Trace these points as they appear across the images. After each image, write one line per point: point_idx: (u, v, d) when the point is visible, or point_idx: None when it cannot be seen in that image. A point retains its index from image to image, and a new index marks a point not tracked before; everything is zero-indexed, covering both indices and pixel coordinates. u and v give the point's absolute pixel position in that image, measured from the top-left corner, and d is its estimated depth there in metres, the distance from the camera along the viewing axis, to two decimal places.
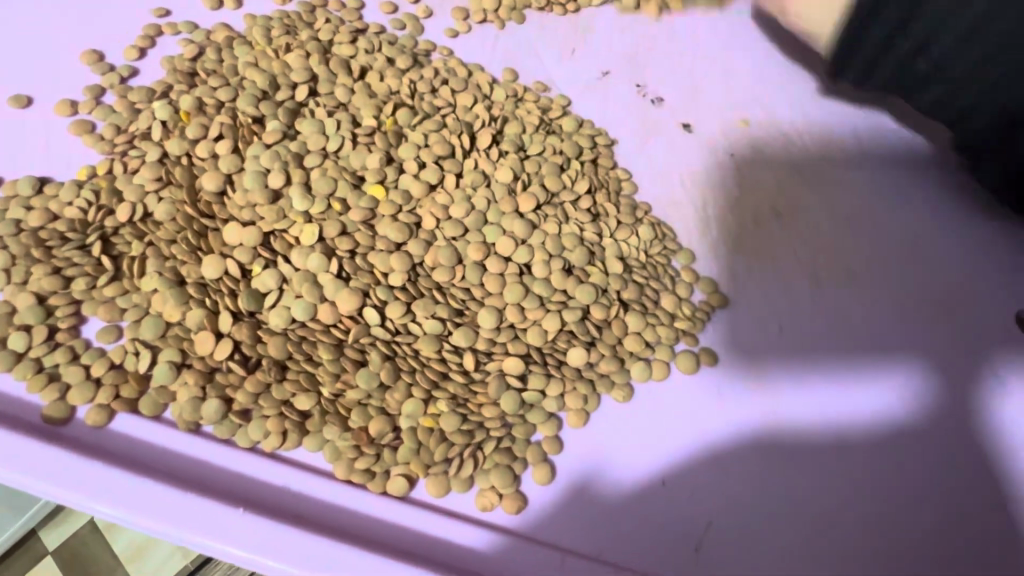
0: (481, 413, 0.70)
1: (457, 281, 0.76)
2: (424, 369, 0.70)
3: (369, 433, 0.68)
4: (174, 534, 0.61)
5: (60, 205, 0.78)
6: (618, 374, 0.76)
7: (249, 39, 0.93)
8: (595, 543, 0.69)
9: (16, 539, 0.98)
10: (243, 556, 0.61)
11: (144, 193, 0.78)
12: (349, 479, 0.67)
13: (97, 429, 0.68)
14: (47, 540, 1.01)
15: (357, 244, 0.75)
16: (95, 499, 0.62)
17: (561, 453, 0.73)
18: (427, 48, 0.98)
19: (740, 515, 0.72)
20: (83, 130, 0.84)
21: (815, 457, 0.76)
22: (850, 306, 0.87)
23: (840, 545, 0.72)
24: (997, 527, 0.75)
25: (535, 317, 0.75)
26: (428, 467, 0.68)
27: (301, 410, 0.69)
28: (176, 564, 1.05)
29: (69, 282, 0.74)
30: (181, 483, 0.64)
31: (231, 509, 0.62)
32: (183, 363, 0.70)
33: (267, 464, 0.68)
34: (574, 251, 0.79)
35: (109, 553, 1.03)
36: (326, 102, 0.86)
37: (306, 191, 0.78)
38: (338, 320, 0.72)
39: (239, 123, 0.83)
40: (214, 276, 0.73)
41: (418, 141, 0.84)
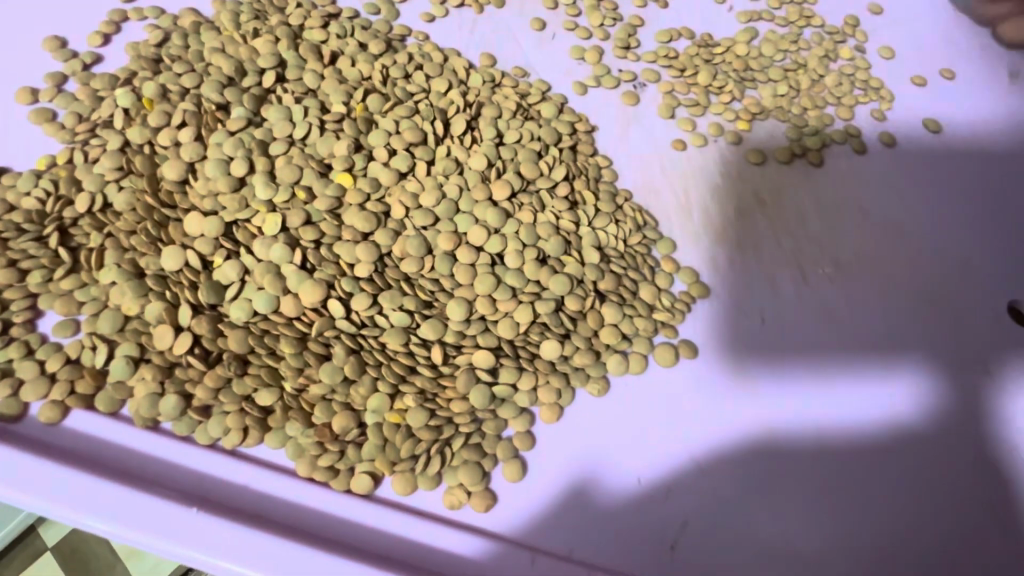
0: (450, 408, 0.68)
1: (426, 272, 0.73)
2: (391, 363, 0.68)
3: (333, 429, 0.66)
4: (124, 535, 0.59)
5: (18, 196, 0.75)
6: (593, 367, 0.74)
7: (217, 24, 0.90)
8: (566, 541, 0.67)
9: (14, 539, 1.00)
10: (196, 558, 0.58)
11: (104, 182, 0.75)
12: (311, 477, 0.65)
13: (52, 426, 0.66)
14: (46, 536, 1.03)
15: (322, 234, 0.73)
16: (43, 499, 0.60)
17: (532, 450, 0.71)
18: (402, 33, 0.95)
19: (718, 512, 0.70)
20: (44, 118, 0.82)
21: (796, 452, 0.74)
22: (834, 296, 0.85)
23: (819, 542, 0.70)
24: (984, 523, 0.73)
25: (506, 309, 0.72)
26: (394, 464, 0.66)
27: (262, 406, 0.66)
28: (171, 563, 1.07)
29: (25, 275, 0.71)
30: (135, 481, 0.62)
31: (184, 508, 0.60)
32: (141, 358, 0.68)
33: (226, 461, 0.65)
34: (549, 240, 0.77)
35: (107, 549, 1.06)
36: (293, 89, 0.84)
37: (270, 179, 0.76)
38: (302, 312, 0.69)
39: (203, 111, 0.80)
40: (174, 267, 0.70)
41: (389, 127, 0.82)
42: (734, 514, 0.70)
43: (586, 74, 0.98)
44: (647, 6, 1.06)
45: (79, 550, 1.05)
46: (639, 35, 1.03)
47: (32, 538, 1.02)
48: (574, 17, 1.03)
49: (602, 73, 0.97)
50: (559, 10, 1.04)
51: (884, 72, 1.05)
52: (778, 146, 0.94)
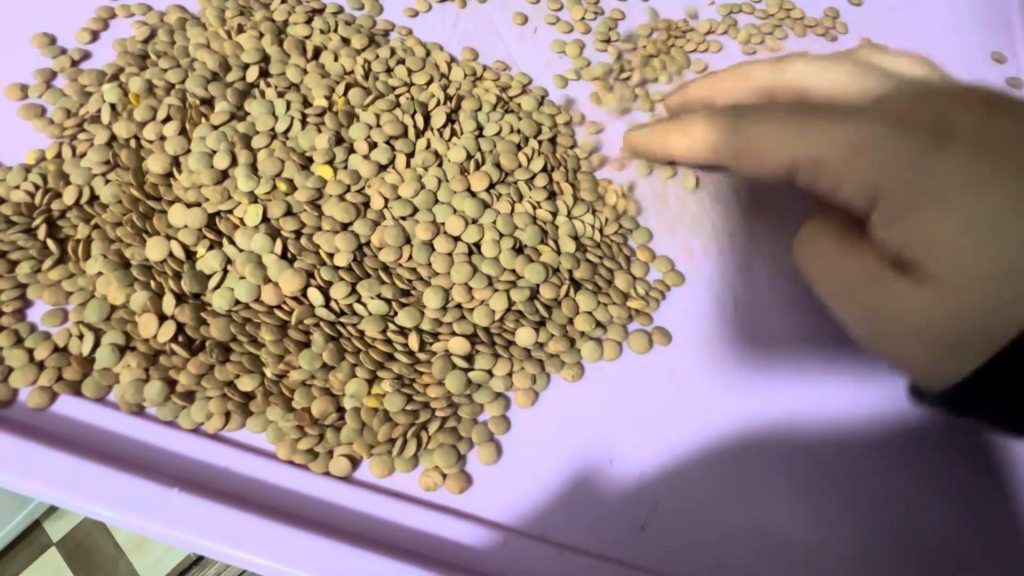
0: (427, 393, 0.70)
1: (404, 261, 0.75)
2: (369, 349, 0.70)
3: (312, 413, 0.68)
4: (109, 515, 0.61)
5: (7, 189, 0.77)
6: (567, 354, 0.75)
7: (202, 21, 0.92)
8: (538, 522, 0.69)
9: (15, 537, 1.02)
10: (179, 536, 0.61)
11: (91, 176, 0.77)
12: (291, 459, 0.67)
13: (40, 411, 0.68)
14: (51, 532, 1.05)
15: (302, 225, 0.75)
16: (30, 480, 0.62)
17: (507, 433, 0.72)
18: (385, 28, 0.97)
19: (688, 495, 0.72)
20: (33, 114, 0.84)
21: (767, 437, 0.76)
22: (808, 286, 0.86)
23: (788, 522, 0.72)
24: (949, 504, 0.75)
25: (482, 297, 0.74)
26: (372, 447, 0.68)
27: (244, 392, 0.68)
28: (172, 561, 1.10)
29: (15, 266, 0.73)
30: (118, 462, 0.64)
31: (165, 489, 0.62)
32: (126, 345, 0.70)
33: (208, 444, 0.67)
34: (525, 230, 0.79)
35: (111, 542, 1.09)
36: (277, 83, 0.85)
37: (252, 171, 0.78)
38: (282, 301, 0.71)
39: (187, 105, 0.82)
40: (158, 258, 0.72)
41: (369, 121, 0.83)
42: (709, 497, 0.72)
43: (567, 67, 0.99)
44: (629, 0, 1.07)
45: (84, 545, 1.07)
46: (622, 30, 1.04)
47: (37, 533, 1.04)
48: (556, 12, 1.04)
49: (582, 66, 0.99)
50: (541, 4, 1.05)
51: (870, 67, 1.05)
52: None
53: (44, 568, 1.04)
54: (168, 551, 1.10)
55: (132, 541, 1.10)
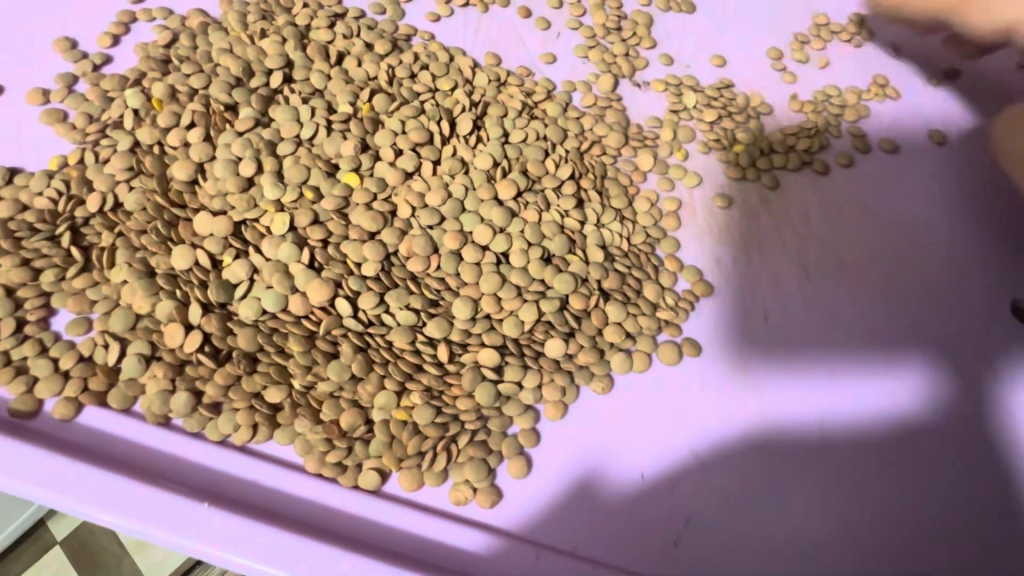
0: (456, 406, 0.69)
1: (432, 271, 0.74)
2: (398, 361, 0.69)
3: (341, 426, 0.67)
4: (138, 529, 0.60)
5: (30, 196, 0.76)
6: (597, 365, 0.74)
7: (225, 25, 0.91)
8: (567, 537, 0.68)
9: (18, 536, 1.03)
10: (208, 551, 0.60)
11: (115, 182, 0.77)
12: (319, 473, 0.66)
13: (65, 422, 0.67)
14: (56, 531, 1.06)
15: (330, 234, 0.74)
16: (56, 493, 0.61)
17: (538, 447, 0.71)
18: (407, 33, 0.96)
19: (721, 508, 0.71)
20: (54, 119, 0.83)
21: (798, 452, 0.75)
22: (838, 297, 0.84)
23: (822, 541, 0.70)
24: (979, 521, 0.74)
25: (511, 308, 0.73)
26: (401, 461, 0.67)
27: (271, 403, 0.68)
28: (176, 560, 1.09)
29: (38, 274, 0.72)
30: (144, 475, 0.63)
31: (194, 503, 0.61)
32: (152, 356, 0.69)
33: (236, 457, 0.66)
34: (554, 239, 0.78)
35: (115, 541, 1.08)
36: (301, 89, 0.85)
37: (278, 179, 0.77)
38: (310, 311, 0.70)
39: (211, 111, 0.81)
40: (184, 266, 0.72)
41: (395, 128, 0.82)
42: (741, 513, 0.71)
43: (590, 72, 0.98)
44: (651, 5, 1.06)
45: (89, 543, 1.07)
46: (654, 35, 1.03)
47: (42, 531, 1.05)
48: (579, 17, 1.03)
49: (606, 71, 0.97)
50: (564, 9, 1.04)
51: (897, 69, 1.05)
52: (785, 144, 0.93)
53: (46, 567, 1.04)
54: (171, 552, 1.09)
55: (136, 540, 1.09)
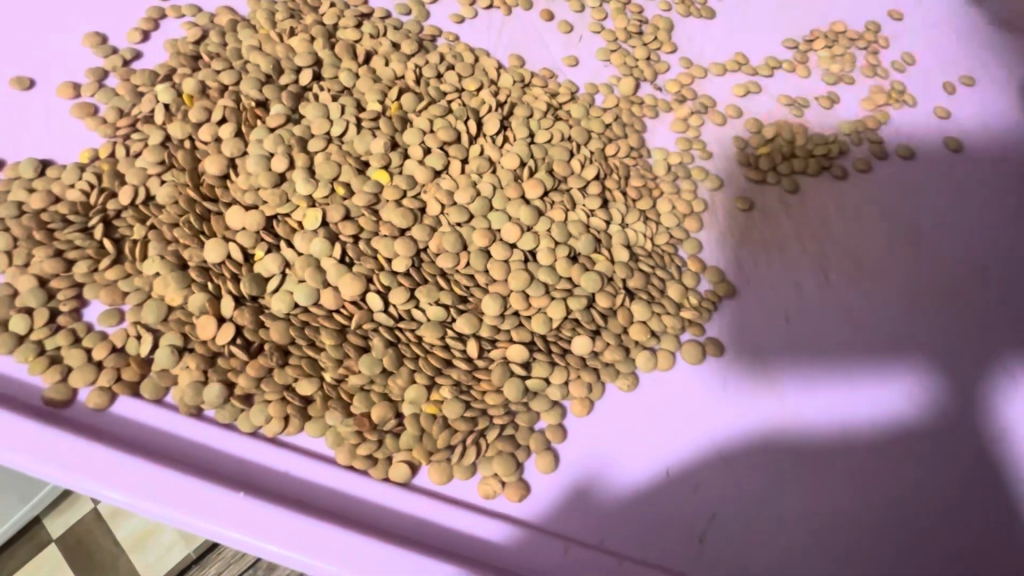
0: (485, 400, 0.70)
1: (461, 268, 0.75)
2: (428, 355, 0.69)
3: (371, 419, 0.68)
4: (178, 518, 0.61)
5: (63, 188, 0.77)
6: (622, 363, 0.75)
7: (253, 23, 0.92)
8: (594, 532, 0.69)
9: (21, 527, 1.04)
10: (246, 541, 0.60)
11: (147, 175, 0.77)
12: (350, 465, 0.67)
13: (98, 412, 0.67)
14: (51, 527, 1.07)
15: (360, 230, 0.75)
16: (91, 480, 0.61)
17: (564, 442, 0.72)
18: (432, 33, 0.97)
19: (746, 506, 0.71)
20: (86, 113, 0.84)
21: (819, 450, 0.76)
22: (858, 299, 0.85)
23: (843, 537, 0.71)
24: (1000, 523, 0.74)
25: (539, 305, 0.74)
26: (431, 454, 0.68)
27: (303, 396, 0.68)
28: (174, 557, 1.09)
29: (71, 265, 0.73)
30: (179, 464, 0.64)
31: (230, 493, 0.62)
32: (184, 347, 0.70)
33: (267, 448, 0.67)
34: (580, 238, 0.79)
35: (111, 538, 1.08)
36: (330, 87, 0.86)
37: (309, 175, 0.78)
38: (341, 305, 0.72)
39: (242, 107, 0.82)
40: (216, 259, 0.72)
41: (423, 126, 0.83)
42: (764, 510, 0.72)
43: (612, 75, 0.99)
44: (671, 10, 1.07)
45: (85, 541, 1.08)
46: (674, 39, 1.04)
47: (37, 528, 1.07)
48: (601, 20, 1.04)
49: (627, 74, 0.98)
50: (586, 13, 1.05)
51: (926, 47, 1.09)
52: (805, 149, 0.94)
53: (48, 559, 1.06)
54: (170, 550, 1.09)
55: (133, 538, 1.09)
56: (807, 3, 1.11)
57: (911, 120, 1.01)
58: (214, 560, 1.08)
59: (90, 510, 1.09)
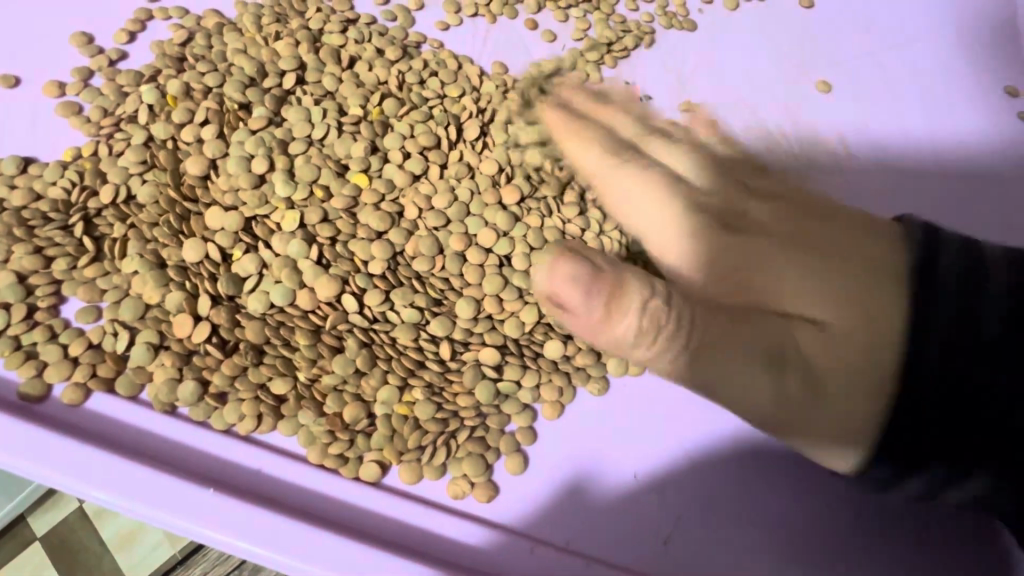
0: (456, 402, 0.71)
1: (436, 271, 0.77)
2: (401, 356, 0.71)
3: (343, 418, 0.69)
4: (150, 514, 0.62)
5: (44, 185, 0.78)
6: (594, 368, 0.76)
7: (239, 26, 0.93)
8: (563, 533, 0.70)
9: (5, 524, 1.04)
10: (217, 537, 0.61)
11: (128, 175, 0.78)
12: (322, 464, 0.68)
13: (73, 407, 0.68)
14: (34, 526, 1.07)
15: (338, 232, 0.77)
16: (65, 475, 0.62)
17: (534, 445, 0.73)
18: (417, 40, 0.98)
19: (710, 510, 0.73)
20: (70, 112, 0.85)
21: (788, 457, 0.77)
22: None
23: (807, 542, 0.73)
24: (968, 530, 0.76)
25: (513, 309, 0.76)
26: (402, 454, 0.69)
27: (276, 395, 0.69)
28: (160, 556, 1.09)
29: (50, 262, 0.74)
30: (151, 461, 0.64)
31: (201, 489, 0.63)
32: (160, 345, 0.70)
33: (240, 446, 0.68)
34: (555, 244, 0.80)
35: (97, 540, 1.08)
36: (313, 91, 0.87)
37: (289, 177, 0.79)
38: (317, 306, 0.73)
39: (225, 109, 0.83)
40: (195, 259, 0.74)
41: (404, 131, 0.85)
42: (730, 514, 0.73)
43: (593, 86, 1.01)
44: (654, 22, 1.08)
45: (69, 540, 1.08)
46: (655, 50, 1.06)
47: (20, 527, 1.06)
48: (584, 30, 1.06)
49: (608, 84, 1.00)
50: (570, 23, 1.07)
51: (912, 74, 1.09)
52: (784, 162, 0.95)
53: (29, 559, 1.06)
54: (154, 550, 1.09)
55: (117, 539, 1.09)
56: (792, 32, 1.11)
57: (884, 137, 1.02)
58: (201, 560, 1.08)
59: (74, 509, 1.09)
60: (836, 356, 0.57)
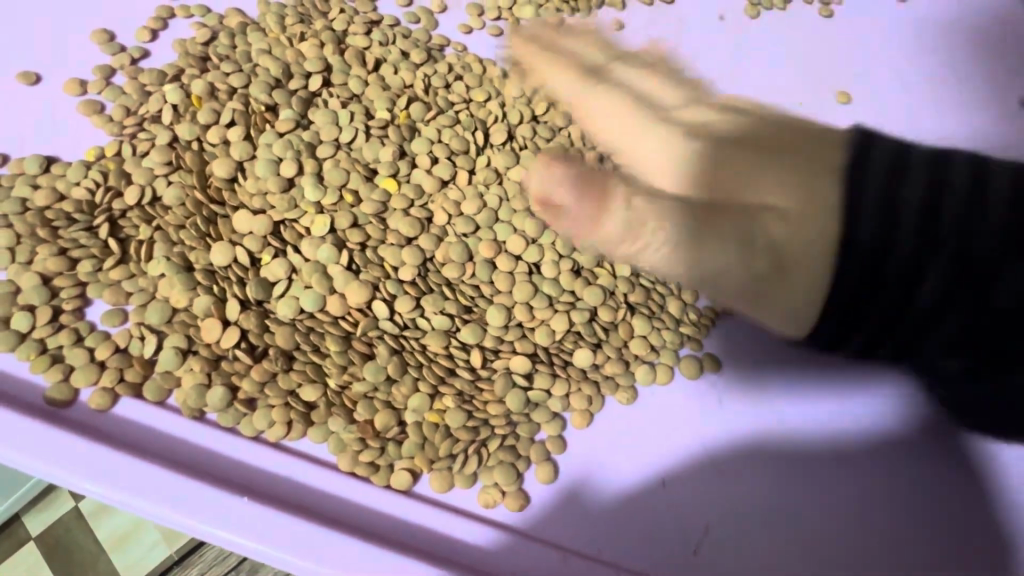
0: (487, 410, 0.71)
1: (467, 278, 0.76)
2: (431, 364, 0.71)
3: (374, 426, 0.69)
4: (182, 522, 0.61)
5: (68, 185, 0.77)
6: (622, 377, 0.76)
7: (262, 26, 0.92)
8: (590, 542, 0.69)
9: None
10: (248, 546, 0.61)
11: (153, 176, 0.77)
12: (352, 472, 0.67)
13: (100, 412, 0.67)
14: (29, 527, 1.05)
15: (368, 237, 0.76)
16: (95, 482, 0.61)
17: (564, 454, 0.73)
18: (441, 43, 0.95)
19: (738, 522, 0.72)
20: (92, 111, 0.83)
21: (817, 469, 0.76)
22: None
23: (835, 554, 0.72)
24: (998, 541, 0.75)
25: (543, 317, 0.76)
26: (433, 462, 0.68)
27: (306, 401, 0.69)
28: (158, 556, 1.08)
29: (75, 264, 0.73)
30: (182, 467, 0.64)
31: (234, 497, 0.62)
32: (188, 350, 0.70)
33: (270, 453, 0.67)
34: (583, 252, 0.80)
35: (92, 539, 1.07)
36: (339, 94, 0.86)
37: (318, 181, 0.79)
38: (347, 312, 0.72)
39: (251, 111, 0.83)
40: (223, 263, 0.73)
41: (431, 136, 0.84)
42: (758, 526, 0.72)
43: None
44: None
45: (64, 540, 1.06)
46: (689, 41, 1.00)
47: (14, 527, 1.05)
48: None
49: None
50: None
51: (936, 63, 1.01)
52: None
53: (21, 560, 1.04)
54: (151, 549, 1.08)
55: (113, 538, 1.08)
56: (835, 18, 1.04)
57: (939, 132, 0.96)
58: (196, 561, 1.08)
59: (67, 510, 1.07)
60: (785, 235, 0.59)
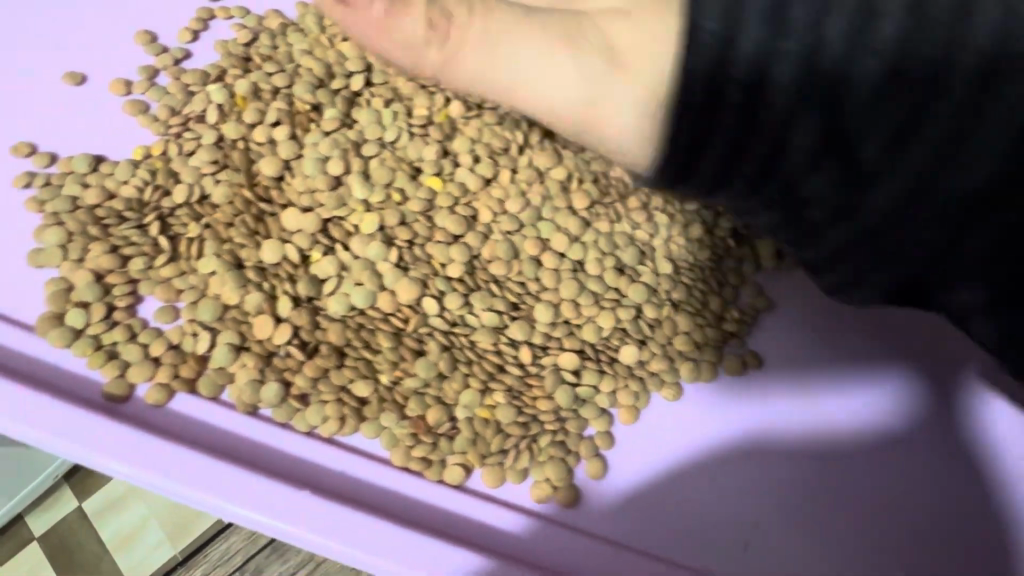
0: (536, 406, 0.72)
1: (513, 275, 0.77)
2: (481, 360, 0.72)
3: (426, 422, 0.69)
4: (243, 515, 0.62)
5: (116, 183, 0.78)
6: (668, 373, 0.76)
7: (302, 27, 0.93)
8: (640, 536, 0.70)
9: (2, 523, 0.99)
10: (310, 538, 0.62)
11: (201, 174, 0.78)
12: (406, 466, 0.68)
13: (157, 408, 0.68)
14: (34, 526, 1.01)
15: (415, 235, 0.77)
16: (156, 475, 0.62)
17: (612, 449, 0.74)
18: None
19: (784, 516, 0.73)
20: (137, 110, 0.84)
21: (861, 465, 0.76)
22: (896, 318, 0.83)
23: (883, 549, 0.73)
24: None
25: (590, 314, 0.76)
26: (485, 457, 0.69)
27: (359, 397, 0.69)
28: (161, 556, 1.01)
29: (126, 261, 0.74)
30: (240, 463, 0.64)
31: (294, 492, 0.63)
32: (241, 346, 0.70)
33: (325, 449, 0.68)
34: (625, 250, 0.80)
35: (95, 539, 1.01)
36: (381, 93, 0.87)
37: (364, 179, 0.79)
38: (397, 309, 0.73)
39: (296, 111, 0.83)
40: (273, 260, 0.74)
41: (473, 134, 0.85)
42: (805, 521, 0.73)
43: None
44: None
45: (69, 540, 1.01)
46: None
47: (19, 527, 1.00)
48: None
49: None
50: None
51: None
52: None
53: (26, 560, 0.99)
54: (155, 550, 1.01)
55: (118, 538, 1.01)
56: None
57: None
58: (201, 562, 1.00)
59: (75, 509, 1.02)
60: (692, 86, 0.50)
